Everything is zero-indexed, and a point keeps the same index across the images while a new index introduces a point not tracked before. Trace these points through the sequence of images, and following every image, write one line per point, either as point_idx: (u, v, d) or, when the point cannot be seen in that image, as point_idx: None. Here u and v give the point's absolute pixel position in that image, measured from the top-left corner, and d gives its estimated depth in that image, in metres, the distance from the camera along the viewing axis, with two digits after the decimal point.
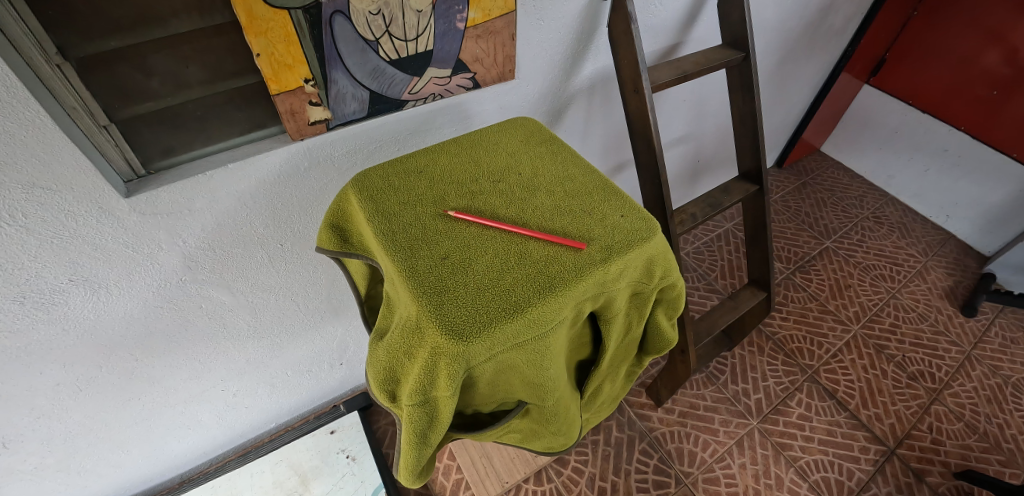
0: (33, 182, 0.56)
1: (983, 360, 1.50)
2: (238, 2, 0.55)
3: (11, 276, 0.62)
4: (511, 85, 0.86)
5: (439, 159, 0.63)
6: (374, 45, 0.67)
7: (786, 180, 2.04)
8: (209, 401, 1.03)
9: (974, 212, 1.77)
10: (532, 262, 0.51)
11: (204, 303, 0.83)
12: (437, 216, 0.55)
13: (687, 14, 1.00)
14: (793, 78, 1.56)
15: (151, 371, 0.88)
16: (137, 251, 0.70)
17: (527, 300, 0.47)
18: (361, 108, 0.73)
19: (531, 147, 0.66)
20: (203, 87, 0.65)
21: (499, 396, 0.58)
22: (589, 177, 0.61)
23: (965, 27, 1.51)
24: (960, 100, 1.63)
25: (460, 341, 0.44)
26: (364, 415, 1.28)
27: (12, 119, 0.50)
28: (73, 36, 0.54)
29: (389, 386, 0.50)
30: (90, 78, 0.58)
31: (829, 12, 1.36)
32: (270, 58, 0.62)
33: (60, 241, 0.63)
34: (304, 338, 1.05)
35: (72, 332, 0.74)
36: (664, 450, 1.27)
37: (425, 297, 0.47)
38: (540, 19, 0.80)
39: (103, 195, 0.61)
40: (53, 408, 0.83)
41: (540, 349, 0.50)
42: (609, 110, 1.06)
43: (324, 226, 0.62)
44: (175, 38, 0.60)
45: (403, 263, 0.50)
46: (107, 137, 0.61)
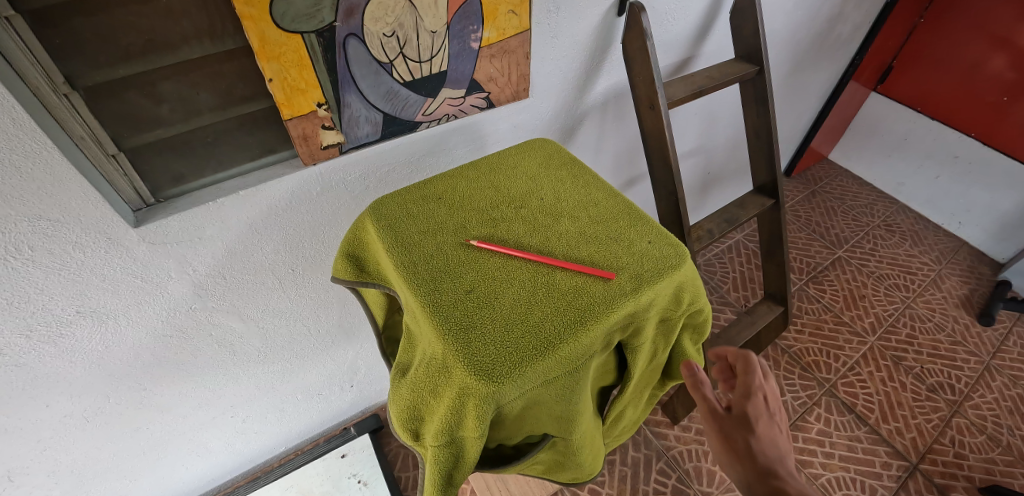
0: (39, 214, 0.54)
1: (1003, 370, 1.47)
2: (251, 27, 0.54)
3: (18, 309, 0.61)
4: (525, 103, 0.84)
5: (457, 185, 0.61)
6: (388, 67, 0.65)
7: (796, 189, 2.02)
8: (219, 427, 1.01)
9: (987, 219, 1.74)
10: (560, 295, 0.49)
11: (215, 331, 0.81)
12: (459, 246, 0.53)
13: (700, 28, 0.98)
14: (803, 87, 1.55)
15: (160, 399, 0.86)
16: (146, 280, 0.68)
17: (557, 336, 0.45)
18: (374, 130, 0.72)
19: (551, 170, 0.64)
20: (213, 113, 0.64)
21: (525, 430, 0.56)
22: (613, 201, 0.60)
23: (970, 33, 1.50)
24: (969, 106, 1.62)
25: (489, 382, 0.42)
26: (375, 437, 1.24)
27: (17, 151, 0.49)
28: (82, 65, 0.53)
29: (412, 424, 0.48)
30: (99, 107, 0.56)
31: (837, 22, 1.35)
32: (282, 83, 0.60)
33: (67, 272, 0.61)
34: (316, 361, 1.02)
35: (79, 365, 0.71)
36: (682, 469, 1.24)
37: (451, 334, 0.45)
38: (554, 37, 0.78)
39: (112, 225, 0.60)
40: (58, 440, 0.81)
41: (570, 386, 0.48)
42: (622, 125, 1.05)
43: (340, 255, 0.61)
44: (185, 65, 0.58)
45: (426, 297, 0.48)
46: (116, 166, 0.60)
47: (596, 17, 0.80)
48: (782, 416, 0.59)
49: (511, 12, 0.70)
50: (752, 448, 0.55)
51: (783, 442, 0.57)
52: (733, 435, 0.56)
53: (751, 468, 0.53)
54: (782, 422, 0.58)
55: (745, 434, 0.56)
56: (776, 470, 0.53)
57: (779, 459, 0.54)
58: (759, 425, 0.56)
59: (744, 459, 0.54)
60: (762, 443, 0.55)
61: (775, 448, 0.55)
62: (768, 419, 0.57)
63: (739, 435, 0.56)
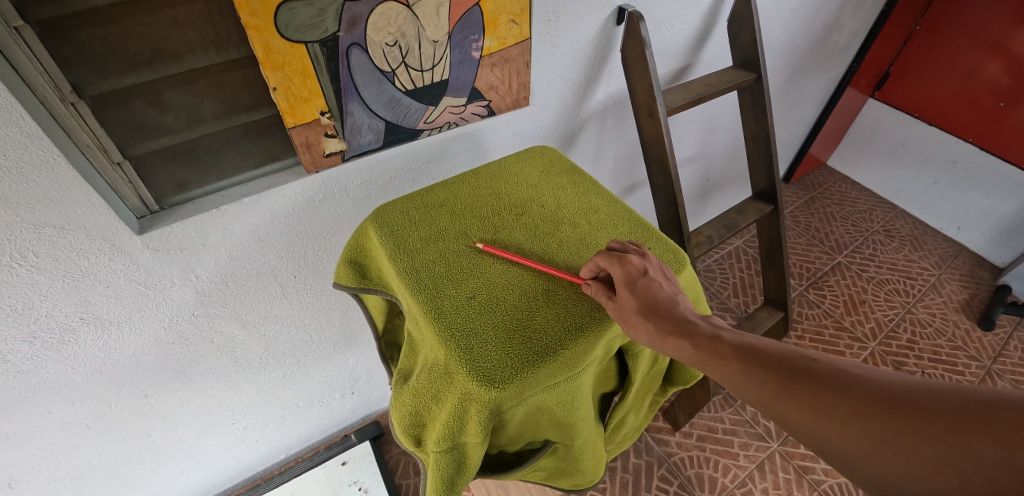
0: (45, 221, 0.55)
1: (1004, 374, 1.47)
2: (255, 37, 0.55)
3: (20, 316, 0.61)
4: (525, 111, 0.85)
5: (458, 192, 0.62)
6: (390, 76, 0.66)
7: (795, 195, 2.03)
8: (219, 434, 1.01)
9: (986, 224, 1.75)
10: (562, 301, 0.50)
11: (217, 338, 0.82)
12: (460, 253, 0.54)
13: (697, 36, 1.00)
14: (801, 94, 1.56)
15: (161, 406, 0.86)
16: (149, 287, 0.68)
17: (559, 342, 0.46)
18: (376, 138, 0.72)
19: (552, 177, 0.65)
20: (217, 121, 0.65)
21: (527, 436, 0.56)
22: (613, 208, 0.61)
23: (966, 40, 1.52)
24: (966, 112, 1.63)
25: (491, 387, 0.42)
26: (376, 445, 1.24)
27: (24, 160, 0.49)
28: (89, 74, 0.54)
29: (414, 430, 0.48)
30: (105, 115, 0.57)
31: (834, 29, 1.37)
32: (286, 92, 0.61)
33: (72, 279, 0.61)
34: (318, 367, 1.03)
35: (81, 371, 0.72)
36: (684, 476, 1.24)
37: (453, 341, 0.45)
38: (555, 46, 0.79)
39: (115, 232, 0.60)
40: (59, 447, 0.81)
41: (572, 390, 0.48)
42: (621, 132, 1.06)
43: (342, 261, 0.61)
44: (190, 74, 0.59)
45: (428, 304, 0.48)
46: (121, 174, 0.60)
47: (595, 25, 0.81)
48: (655, 268, 0.50)
49: (512, 21, 0.71)
50: (647, 308, 0.47)
51: (667, 288, 0.49)
52: (627, 310, 0.47)
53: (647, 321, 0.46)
54: (659, 271, 0.51)
55: (637, 301, 0.47)
56: (669, 317, 0.47)
57: (666, 308, 0.48)
58: (643, 285, 0.48)
59: (645, 324, 0.46)
60: (652, 297, 0.47)
61: (664, 298, 0.48)
62: (646, 275, 0.49)
63: (634, 306, 0.47)
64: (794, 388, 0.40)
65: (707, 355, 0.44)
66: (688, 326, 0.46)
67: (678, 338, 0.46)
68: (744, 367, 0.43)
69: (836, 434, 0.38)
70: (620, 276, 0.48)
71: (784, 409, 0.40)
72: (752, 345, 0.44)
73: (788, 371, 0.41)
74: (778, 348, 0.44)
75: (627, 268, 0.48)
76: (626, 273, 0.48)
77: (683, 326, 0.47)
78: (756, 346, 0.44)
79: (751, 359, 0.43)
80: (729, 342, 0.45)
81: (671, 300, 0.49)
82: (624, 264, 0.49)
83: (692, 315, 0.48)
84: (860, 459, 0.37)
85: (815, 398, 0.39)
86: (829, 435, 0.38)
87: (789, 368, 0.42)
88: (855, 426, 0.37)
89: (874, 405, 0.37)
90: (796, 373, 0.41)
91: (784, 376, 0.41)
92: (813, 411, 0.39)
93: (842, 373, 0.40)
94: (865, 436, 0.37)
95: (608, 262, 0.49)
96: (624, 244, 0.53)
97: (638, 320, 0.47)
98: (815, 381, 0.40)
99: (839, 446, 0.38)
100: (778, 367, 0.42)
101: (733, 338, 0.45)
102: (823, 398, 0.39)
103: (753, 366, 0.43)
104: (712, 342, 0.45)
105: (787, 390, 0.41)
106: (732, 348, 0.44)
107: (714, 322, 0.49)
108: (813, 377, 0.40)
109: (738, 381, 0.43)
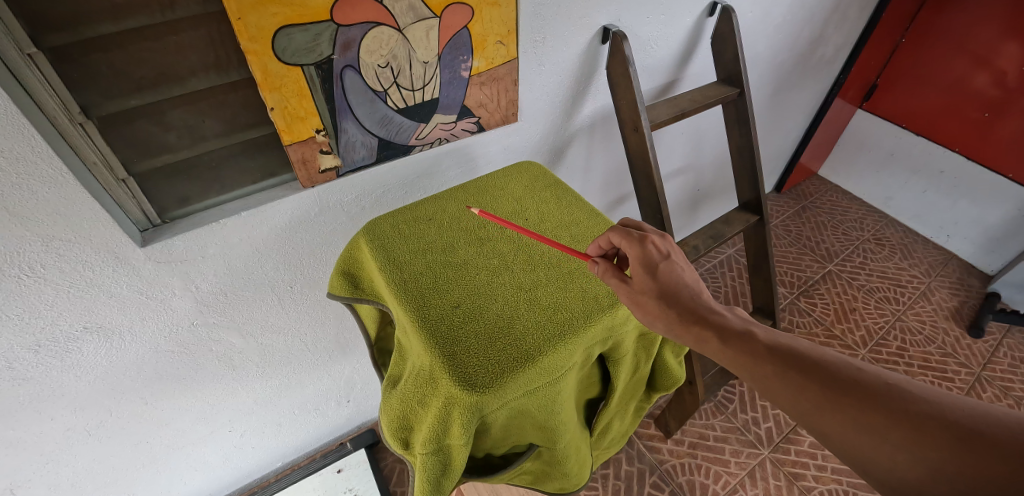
0: (52, 235, 0.57)
1: (994, 381, 1.49)
2: (254, 61, 0.58)
3: (27, 325, 0.64)
4: (514, 126, 0.88)
5: (447, 207, 0.65)
6: (382, 95, 0.70)
7: (786, 204, 2.06)
8: (217, 442, 1.03)
9: (974, 232, 1.78)
10: (542, 308, 0.53)
11: (215, 346, 0.84)
12: (447, 264, 0.57)
13: (682, 53, 1.03)
14: (788, 106, 1.59)
15: (160, 414, 0.88)
16: (150, 297, 0.71)
17: (537, 348, 0.48)
18: (370, 154, 0.76)
19: (536, 192, 0.68)
20: (218, 139, 0.68)
21: (511, 439, 0.58)
22: (594, 221, 0.64)
23: (952, 52, 1.55)
24: (953, 122, 1.66)
25: (473, 391, 0.45)
26: (371, 452, 1.25)
27: (35, 177, 0.52)
28: (97, 96, 0.57)
29: (403, 433, 0.51)
30: (111, 134, 0.60)
31: (819, 44, 1.41)
32: (283, 111, 0.64)
33: (77, 289, 0.64)
34: (315, 375, 1.05)
35: (84, 378, 0.74)
36: (676, 483, 1.25)
37: (438, 348, 0.48)
38: (542, 65, 0.83)
39: (120, 245, 0.63)
40: (61, 454, 0.83)
41: (551, 395, 0.51)
42: (610, 145, 1.09)
43: (336, 273, 0.64)
44: (192, 95, 0.62)
45: (415, 313, 0.51)
46: (125, 190, 0.63)
47: (581, 45, 0.84)
48: (676, 253, 0.55)
49: (499, 42, 0.75)
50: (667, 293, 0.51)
51: (685, 273, 0.54)
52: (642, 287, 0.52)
53: (675, 319, 0.51)
54: (681, 258, 0.55)
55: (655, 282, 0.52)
56: (699, 312, 0.52)
57: (686, 295, 0.53)
58: (661, 268, 0.53)
59: (662, 310, 0.51)
60: (674, 285, 0.52)
61: (688, 290, 0.53)
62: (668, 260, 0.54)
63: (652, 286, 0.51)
64: (834, 397, 0.43)
65: (744, 356, 0.48)
66: (723, 325, 0.50)
67: (712, 336, 0.50)
68: (781, 371, 0.46)
69: (871, 445, 0.40)
70: (642, 263, 0.53)
71: (820, 416, 0.43)
72: (790, 348, 0.47)
73: (825, 379, 0.44)
74: (817, 354, 0.47)
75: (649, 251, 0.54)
76: (647, 256, 0.53)
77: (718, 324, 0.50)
78: (795, 350, 0.47)
79: (788, 363, 0.46)
80: (766, 344, 0.48)
81: (695, 293, 0.53)
82: (643, 246, 0.54)
83: (726, 314, 0.52)
84: (893, 472, 0.40)
85: (855, 411, 0.42)
86: (862, 445, 0.41)
87: (828, 376, 0.44)
88: (890, 439, 0.40)
89: (913, 422, 0.39)
90: (834, 382, 0.44)
91: (821, 383, 0.44)
92: (852, 421, 0.41)
93: (883, 387, 0.42)
94: (900, 451, 0.39)
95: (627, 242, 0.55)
96: (640, 228, 0.59)
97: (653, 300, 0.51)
98: (854, 393, 0.42)
99: (871, 458, 0.40)
100: (814, 374, 0.45)
101: (771, 340, 0.48)
102: (857, 407, 0.42)
103: (790, 370, 0.45)
104: (749, 342, 0.49)
105: (825, 398, 0.43)
106: (769, 354, 0.47)
107: (748, 321, 0.52)
108: (853, 388, 0.43)
109: (773, 383, 0.46)
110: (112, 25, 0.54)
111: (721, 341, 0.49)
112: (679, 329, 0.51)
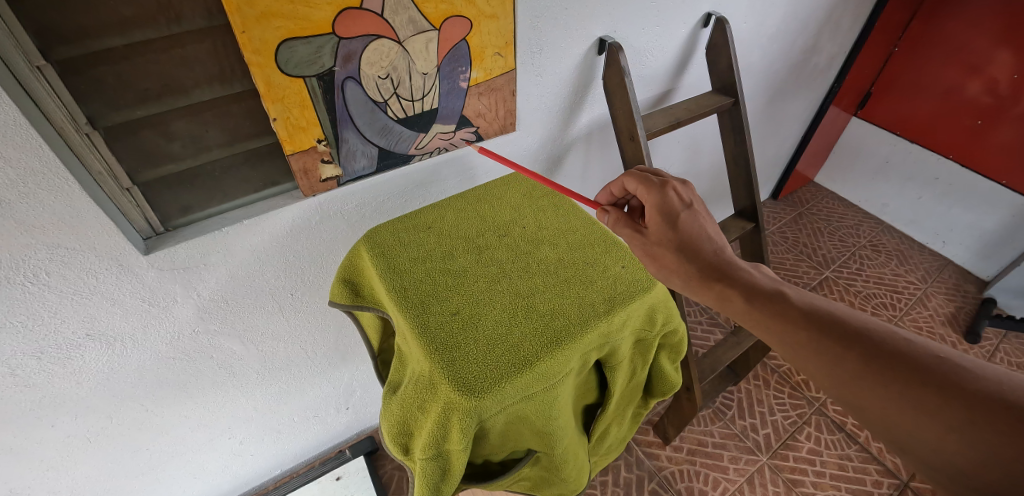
0: (58, 243, 0.58)
1: None
2: (257, 73, 0.59)
3: (31, 332, 0.64)
4: (512, 136, 0.90)
5: (446, 215, 0.66)
6: (383, 106, 0.71)
7: (782, 211, 2.07)
8: (216, 449, 1.03)
9: (970, 239, 1.80)
10: (538, 316, 0.53)
11: (216, 354, 0.85)
12: (446, 273, 0.58)
13: (677, 64, 1.05)
14: (784, 114, 1.61)
15: (161, 421, 0.89)
16: (153, 304, 0.72)
17: (535, 355, 0.49)
18: (370, 163, 0.77)
19: (534, 201, 0.69)
20: (221, 149, 0.69)
21: (509, 445, 0.59)
22: (590, 230, 0.65)
23: (945, 61, 1.58)
24: (947, 130, 1.68)
25: (471, 396, 0.46)
26: (370, 460, 1.25)
27: (43, 187, 0.54)
28: (103, 107, 0.58)
29: (403, 438, 0.51)
30: (117, 144, 0.61)
31: (812, 53, 1.43)
32: (285, 122, 0.65)
33: (80, 297, 0.65)
34: (314, 382, 1.05)
35: (85, 385, 0.75)
36: (675, 489, 1.25)
37: (437, 355, 0.49)
38: (539, 76, 0.84)
39: (124, 252, 0.64)
40: (61, 461, 0.83)
41: (548, 401, 0.52)
42: (607, 154, 1.10)
43: (337, 281, 0.65)
44: (196, 106, 0.64)
45: (414, 320, 0.52)
46: (129, 198, 0.64)
47: (577, 55, 0.86)
48: (696, 204, 0.61)
49: (497, 54, 0.76)
50: (683, 241, 0.58)
51: (705, 223, 0.60)
52: (656, 235, 0.59)
53: (698, 278, 0.57)
54: (702, 207, 0.62)
55: (670, 228, 0.59)
56: (722, 269, 0.57)
57: (706, 245, 0.58)
58: (682, 217, 0.59)
59: (680, 263, 0.58)
60: (693, 234, 0.59)
61: (711, 243, 0.59)
62: (690, 209, 0.60)
63: (666, 233, 0.59)
64: (877, 367, 0.46)
65: (780, 323, 0.52)
66: (754, 289, 0.55)
67: (743, 299, 0.55)
68: (815, 338, 0.50)
69: (909, 420, 0.44)
70: (663, 214, 0.60)
71: (859, 387, 0.47)
72: (829, 316, 0.51)
73: (867, 350, 0.47)
74: (859, 323, 0.50)
75: (667, 198, 0.61)
76: (665, 203, 0.60)
77: (745, 283, 0.56)
78: (834, 316, 0.51)
79: (826, 332, 0.50)
80: (803, 310, 0.53)
81: (717, 247, 0.59)
82: (664, 193, 0.61)
83: (752, 273, 0.57)
84: (937, 449, 0.42)
85: (895, 383, 0.45)
86: (903, 420, 0.44)
87: (869, 348, 0.47)
88: (935, 416, 0.42)
89: (956, 396, 0.42)
90: (877, 353, 0.47)
91: (863, 354, 0.47)
92: (893, 395, 0.45)
93: (928, 362, 0.45)
94: (945, 428, 0.42)
95: (644, 186, 0.63)
96: (662, 176, 0.66)
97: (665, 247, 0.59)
98: (898, 366, 0.45)
99: (913, 431, 0.44)
100: (854, 345, 0.48)
101: (807, 305, 0.53)
102: (901, 381, 0.45)
103: (829, 340, 0.49)
104: (782, 306, 0.53)
105: (866, 370, 0.46)
106: (805, 322, 0.51)
107: (777, 281, 0.57)
108: (897, 361, 0.46)
109: (807, 350, 0.50)
110: (119, 38, 0.55)
111: (748, 301, 0.55)
112: (697, 283, 0.57)
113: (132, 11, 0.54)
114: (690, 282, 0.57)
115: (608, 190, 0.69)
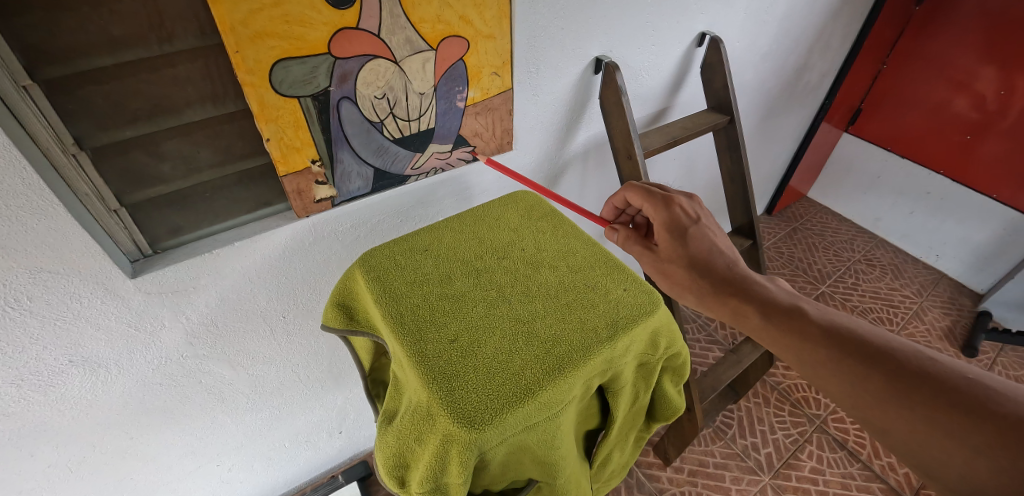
0: (40, 266, 0.56)
1: None
2: (251, 93, 0.58)
3: (11, 360, 0.62)
4: (510, 156, 0.89)
5: (443, 237, 0.65)
6: (378, 125, 0.70)
7: (777, 226, 2.08)
8: (204, 476, 1.00)
9: (963, 252, 1.81)
10: (540, 341, 0.52)
11: (204, 379, 0.82)
12: (445, 296, 0.57)
13: (673, 82, 1.05)
14: (777, 130, 1.62)
15: (147, 449, 0.85)
16: (139, 329, 0.69)
17: (538, 383, 0.48)
18: (365, 184, 0.76)
19: (533, 221, 0.68)
20: (212, 170, 0.68)
21: (509, 475, 0.57)
22: (590, 250, 0.64)
23: (932, 78, 1.59)
24: (936, 145, 1.70)
25: (472, 428, 0.44)
26: (364, 485, 1.21)
27: (25, 209, 0.52)
28: (92, 128, 0.56)
29: (399, 471, 0.49)
30: (104, 165, 0.59)
31: (804, 70, 1.44)
32: (279, 142, 0.64)
33: (63, 321, 0.62)
34: (305, 406, 1.02)
35: (68, 413, 0.72)
36: None
37: (437, 384, 0.47)
38: (536, 96, 0.84)
39: (110, 276, 0.62)
40: (39, 492, 0.80)
41: (551, 430, 0.50)
42: (604, 171, 1.10)
43: (331, 304, 0.63)
44: (187, 126, 0.62)
45: (414, 347, 0.51)
46: (116, 220, 0.63)
47: (574, 75, 0.86)
48: (703, 218, 0.65)
49: (494, 73, 0.76)
50: (692, 256, 0.62)
51: (713, 237, 0.63)
52: (665, 249, 0.64)
53: (710, 295, 0.60)
54: (711, 222, 0.65)
55: (679, 243, 0.63)
56: (735, 284, 0.59)
57: (716, 259, 0.62)
58: (691, 232, 0.63)
59: (691, 277, 0.62)
60: (702, 249, 0.62)
61: (721, 257, 0.62)
62: (698, 224, 0.64)
63: (675, 247, 0.63)
64: (900, 388, 0.47)
65: (798, 342, 0.53)
66: (769, 305, 0.57)
67: (759, 315, 0.57)
68: (835, 358, 0.51)
69: (934, 442, 0.44)
70: (672, 229, 0.64)
71: (881, 406, 0.47)
72: (848, 333, 0.52)
73: (891, 370, 0.48)
74: (881, 342, 0.51)
75: (674, 213, 0.65)
76: (672, 218, 0.64)
77: (759, 299, 0.57)
78: (854, 334, 0.52)
79: (847, 351, 0.51)
80: (822, 329, 0.53)
81: (730, 262, 0.62)
82: (671, 210, 0.65)
83: (766, 286, 0.59)
84: (962, 473, 0.43)
85: (920, 405, 0.45)
86: (929, 443, 0.44)
87: (893, 368, 0.48)
88: (964, 439, 0.43)
89: (983, 420, 0.42)
90: (901, 373, 0.47)
91: (886, 374, 0.48)
92: (918, 417, 0.45)
93: (955, 383, 0.45)
94: (974, 452, 0.42)
95: (649, 202, 0.67)
96: (668, 191, 0.69)
97: (675, 261, 0.63)
98: (925, 388, 0.46)
99: (940, 455, 0.44)
100: (878, 365, 0.48)
101: (825, 323, 0.54)
102: (928, 404, 0.45)
103: (850, 359, 0.50)
104: (799, 323, 0.54)
105: (889, 391, 0.47)
106: (824, 343, 0.52)
107: (795, 298, 0.58)
108: (922, 383, 0.46)
109: (828, 370, 0.51)
110: (109, 58, 0.54)
111: (763, 318, 0.56)
112: (710, 299, 0.60)
113: (121, 30, 0.53)
114: (704, 296, 0.60)
115: (612, 204, 0.75)
